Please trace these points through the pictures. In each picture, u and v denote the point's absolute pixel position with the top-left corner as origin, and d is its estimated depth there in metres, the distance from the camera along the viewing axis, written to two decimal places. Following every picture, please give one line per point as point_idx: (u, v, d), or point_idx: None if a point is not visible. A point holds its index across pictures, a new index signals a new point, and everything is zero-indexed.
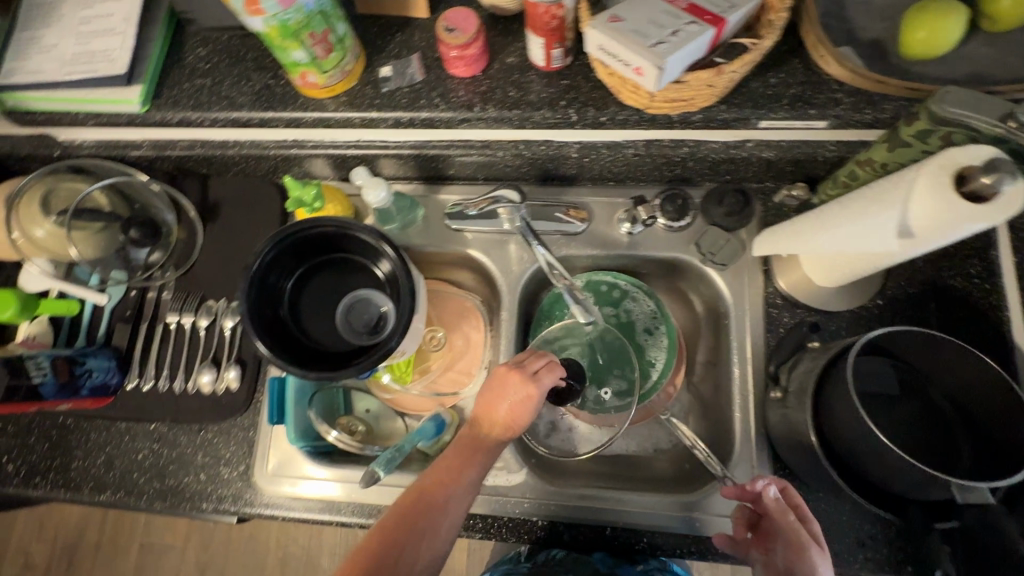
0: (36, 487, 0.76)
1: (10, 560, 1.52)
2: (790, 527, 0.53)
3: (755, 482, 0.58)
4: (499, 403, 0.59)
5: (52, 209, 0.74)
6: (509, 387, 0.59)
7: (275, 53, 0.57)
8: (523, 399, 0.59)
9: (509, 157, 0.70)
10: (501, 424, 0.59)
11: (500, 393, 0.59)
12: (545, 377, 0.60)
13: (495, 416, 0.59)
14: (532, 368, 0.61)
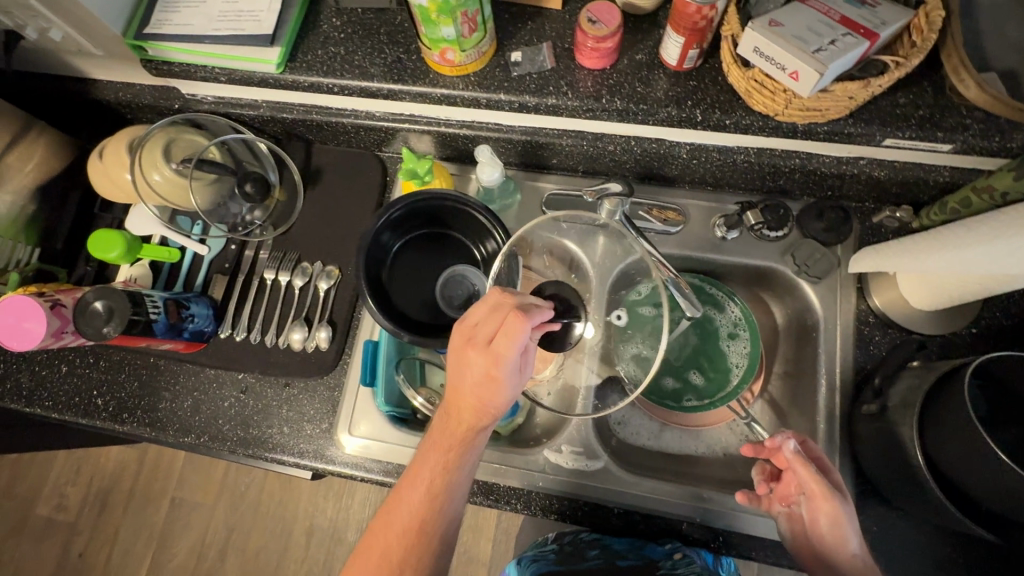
0: (123, 423, 0.78)
1: (42, 501, 1.55)
2: (813, 479, 0.59)
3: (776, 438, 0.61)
4: (464, 390, 0.55)
5: (172, 156, 0.76)
6: (468, 368, 0.54)
7: (424, 27, 0.59)
8: (486, 379, 0.53)
9: (618, 151, 0.72)
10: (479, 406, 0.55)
11: (464, 374, 0.55)
12: (502, 343, 0.52)
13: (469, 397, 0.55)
14: (486, 337, 0.53)
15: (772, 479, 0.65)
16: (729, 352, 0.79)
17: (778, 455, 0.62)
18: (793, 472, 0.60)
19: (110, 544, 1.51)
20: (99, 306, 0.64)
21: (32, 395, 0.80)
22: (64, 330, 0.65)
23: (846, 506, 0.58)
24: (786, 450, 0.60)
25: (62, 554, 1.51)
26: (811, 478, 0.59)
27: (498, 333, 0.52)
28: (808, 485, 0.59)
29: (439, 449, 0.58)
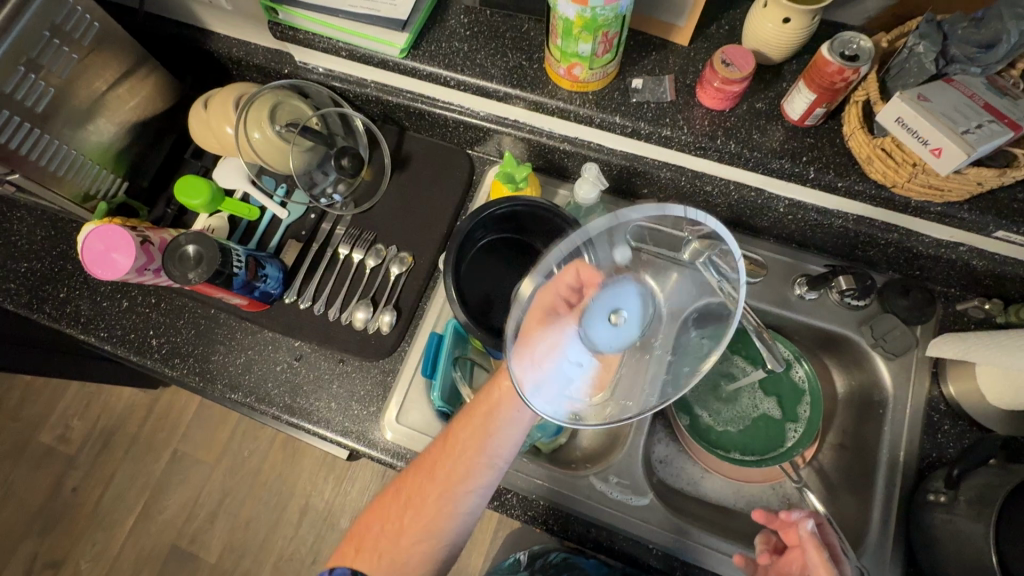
0: (173, 368, 0.78)
1: (47, 428, 1.55)
2: (820, 564, 0.57)
3: (793, 513, 0.61)
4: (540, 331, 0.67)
5: (277, 118, 0.78)
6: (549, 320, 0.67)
7: (562, 40, 0.60)
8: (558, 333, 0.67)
9: (714, 193, 0.72)
10: (498, 400, 0.65)
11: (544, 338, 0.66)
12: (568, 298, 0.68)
13: (492, 392, 0.65)
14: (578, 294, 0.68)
15: (775, 552, 0.64)
16: (790, 412, 0.76)
17: (790, 530, 0.62)
18: (804, 551, 0.59)
19: (105, 484, 1.50)
20: (189, 251, 0.65)
21: (89, 324, 0.81)
22: (147, 268, 0.66)
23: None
24: (801, 527, 0.59)
25: (55, 485, 1.51)
26: (822, 564, 0.57)
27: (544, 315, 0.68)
28: (817, 571, 0.57)
29: (449, 447, 0.64)
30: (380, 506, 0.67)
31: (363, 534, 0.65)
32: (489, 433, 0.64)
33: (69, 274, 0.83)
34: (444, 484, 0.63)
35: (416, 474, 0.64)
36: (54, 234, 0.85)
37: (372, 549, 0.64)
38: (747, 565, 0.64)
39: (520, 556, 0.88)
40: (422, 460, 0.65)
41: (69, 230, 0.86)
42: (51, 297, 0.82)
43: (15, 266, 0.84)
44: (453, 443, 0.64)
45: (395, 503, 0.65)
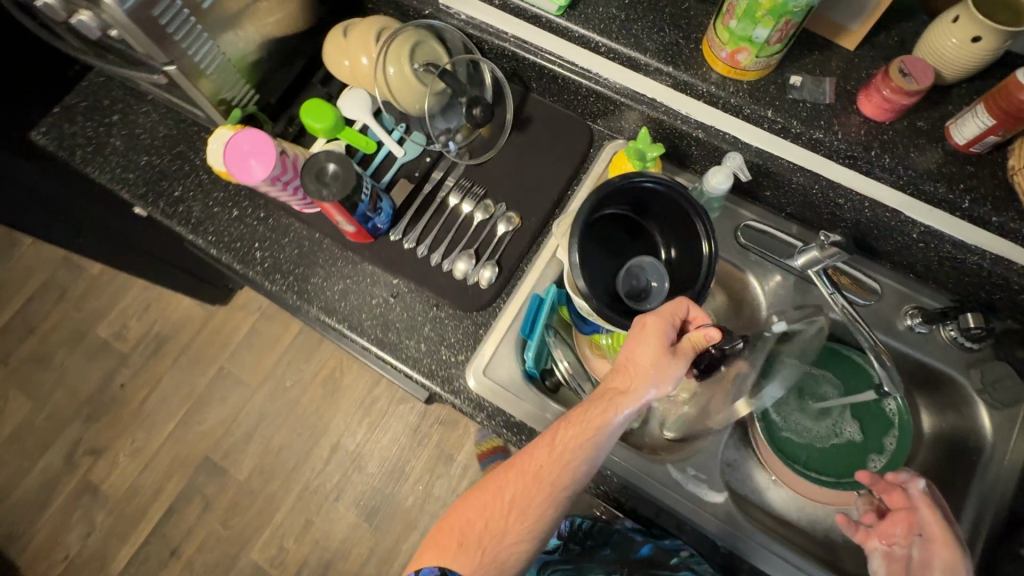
0: (273, 283, 0.80)
1: (106, 323, 1.61)
2: (934, 522, 0.59)
3: (902, 474, 0.63)
4: (641, 351, 0.60)
5: (415, 57, 0.78)
6: (648, 337, 0.60)
7: (739, 21, 0.59)
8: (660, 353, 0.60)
9: (846, 207, 0.70)
10: (633, 374, 0.59)
11: (638, 341, 0.60)
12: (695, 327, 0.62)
13: (633, 364, 0.59)
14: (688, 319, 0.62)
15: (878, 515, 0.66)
16: (874, 442, 0.75)
17: (896, 492, 0.64)
18: (915, 511, 0.61)
19: (152, 386, 1.56)
20: (329, 170, 0.65)
21: (198, 226, 0.83)
22: (279, 179, 0.67)
23: (964, 560, 0.58)
24: (912, 487, 0.62)
25: (106, 379, 1.57)
26: (935, 522, 0.59)
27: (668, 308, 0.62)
28: (930, 529, 0.59)
29: (574, 431, 0.58)
30: (471, 507, 0.59)
31: (449, 529, 0.59)
32: (620, 416, 0.58)
33: (185, 175, 0.86)
34: (560, 471, 0.57)
35: (526, 455, 0.59)
36: (174, 133, 0.87)
37: (457, 553, 0.57)
38: (849, 526, 0.65)
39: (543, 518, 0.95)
40: (537, 443, 0.59)
41: (190, 132, 0.88)
42: (166, 194, 0.85)
43: (135, 158, 0.87)
44: (577, 425, 0.58)
45: (495, 491, 0.59)
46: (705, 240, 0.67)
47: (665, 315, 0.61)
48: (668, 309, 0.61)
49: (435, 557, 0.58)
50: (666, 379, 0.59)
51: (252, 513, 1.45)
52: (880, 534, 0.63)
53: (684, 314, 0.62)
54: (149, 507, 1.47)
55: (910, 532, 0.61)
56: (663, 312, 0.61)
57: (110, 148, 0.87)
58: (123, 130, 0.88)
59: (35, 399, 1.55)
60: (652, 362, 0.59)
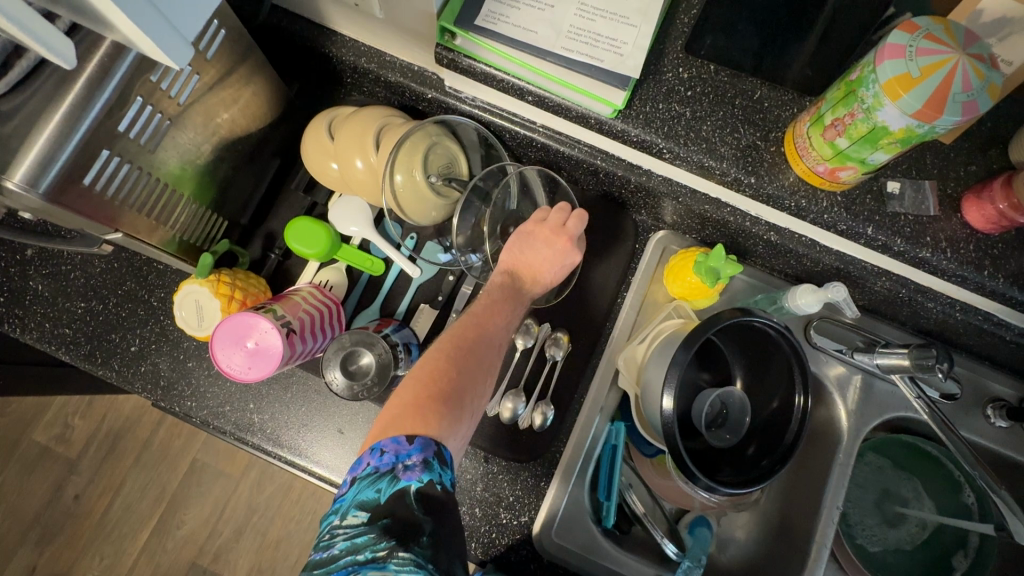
0: (280, 453, 0.66)
1: (43, 426, 1.37)
2: None
3: None
4: (531, 250, 0.62)
5: (430, 166, 0.63)
6: (533, 240, 0.62)
7: (851, 141, 0.49)
8: (549, 241, 0.62)
9: (934, 312, 0.64)
10: (530, 275, 0.61)
11: (530, 244, 0.62)
12: (573, 223, 0.63)
13: (530, 263, 0.61)
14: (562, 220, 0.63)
15: None
16: (958, 539, 0.71)
17: None
18: None
19: (112, 493, 1.35)
20: (363, 361, 0.59)
21: (171, 389, 0.66)
22: (295, 355, 0.55)
23: None
24: None
25: (54, 491, 1.35)
26: None
27: (554, 212, 0.64)
28: None
29: (499, 304, 0.57)
30: (423, 372, 0.49)
31: (426, 391, 0.47)
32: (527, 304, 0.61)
33: (139, 321, 0.68)
34: (492, 335, 0.54)
35: (468, 321, 0.54)
36: (117, 267, 0.68)
37: (438, 411, 0.46)
38: None
39: None
40: (467, 314, 0.55)
41: (136, 264, 0.69)
42: (118, 350, 0.67)
43: (68, 305, 0.67)
44: (501, 303, 0.57)
45: (436, 357, 0.50)
46: (799, 393, 0.59)
47: (574, 229, 0.62)
48: (555, 219, 0.63)
49: (427, 423, 0.45)
50: (561, 272, 0.62)
51: None
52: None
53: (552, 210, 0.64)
54: None
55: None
56: (538, 213, 0.64)
57: (31, 295, 0.67)
58: (44, 268, 0.68)
59: None
60: (544, 261, 0.62)
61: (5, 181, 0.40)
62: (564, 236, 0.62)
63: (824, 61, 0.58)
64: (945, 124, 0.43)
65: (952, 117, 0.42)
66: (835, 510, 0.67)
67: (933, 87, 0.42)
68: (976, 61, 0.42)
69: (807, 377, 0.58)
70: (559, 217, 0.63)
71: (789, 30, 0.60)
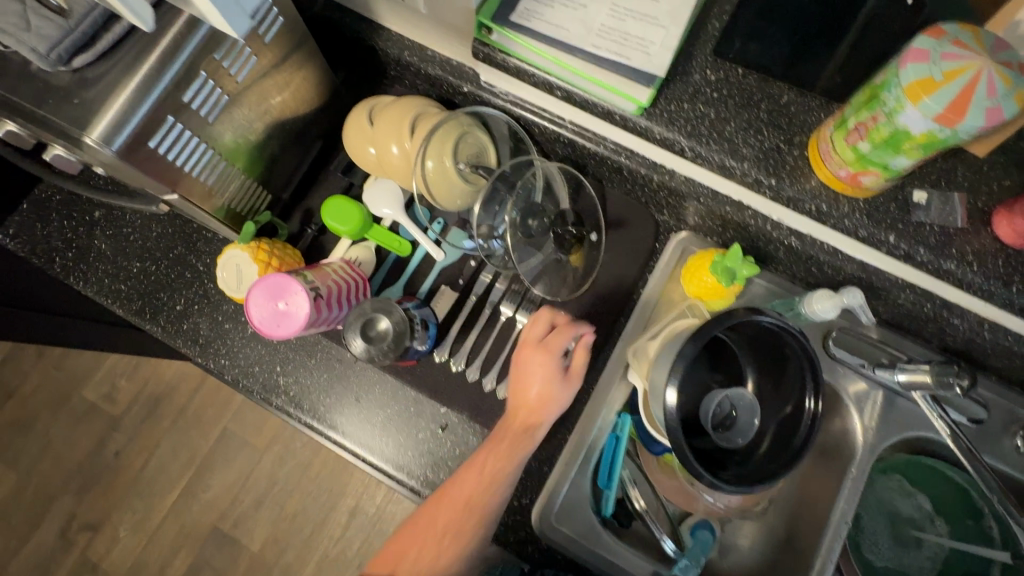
0: (300, 415, 0.70)
1: (93, 384, 1.48)
2: None
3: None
4: (527, 384, 0.62)
5: (458, 154, 0.67)
6: (529, 363, 0.63)
7: (874, 146, 0.49)
8: (541, 374, 0.62)
9: (961, 329, 0.62)
10: (533, 405, 0.61)
11: (527, 374, 0.62)
12: (556, 342, 0.63)
13: (528, 395, 0.62)
14: (555, 344, 0.63)
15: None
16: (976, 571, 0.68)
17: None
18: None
19: (148, 452, 1.44)
20: (381, 326, 0.61)
21: (208, 348, 0.72)
22: (319, 323, 0.58)
23: None
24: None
25: (97, 445, 1.44)
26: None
27: (549, 334, 0.64)
28: None
29: (495, 450, 0.59)
30: (426, 508, 0.59)
31: (402, 547, 0.59)
32: (535, 437, 0.61)
33: (186, 283, 0.73)
34: (484, 490, 0.58)
35: (474, 463, 0.59)
36: (171, 233, 0.75)
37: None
38: None
39: None
40: (477, 454, 0.60)
41: (189, 231, 0.75)
42: (165, 307, 0.73)
43: (126, 264, 0.74)
44: (507, 446, 0.59)
45: (439, 500, 0.59)
46: (810, 396, 0.60)
47: (551, 349, 0.63)
48: (545, 341, 0.63)
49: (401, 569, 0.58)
50: (552, 410, 0.62)
51: None
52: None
53: (549, 323, 0.65)
54: None
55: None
56: (528, 333, 0.65)
57: (95, 252, 0.74)
58: (109, 229, 0.75)
59: (20, 472, 1.43)
60: (540, 391, 0.62)
61: (85, 137, 0.45)
62: (553, 374, 0.62)
63: (855, 69, 0.59)
64: (969, 129, 0.43)
65: (975, 122, 0.42)
66: (844, 525, 0.66)
67: (956, 90, 0.42)
68: (1004, 68, 0.42)
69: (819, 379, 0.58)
70: (545, 341, 0.63)
71: (822, 37, 0.60)
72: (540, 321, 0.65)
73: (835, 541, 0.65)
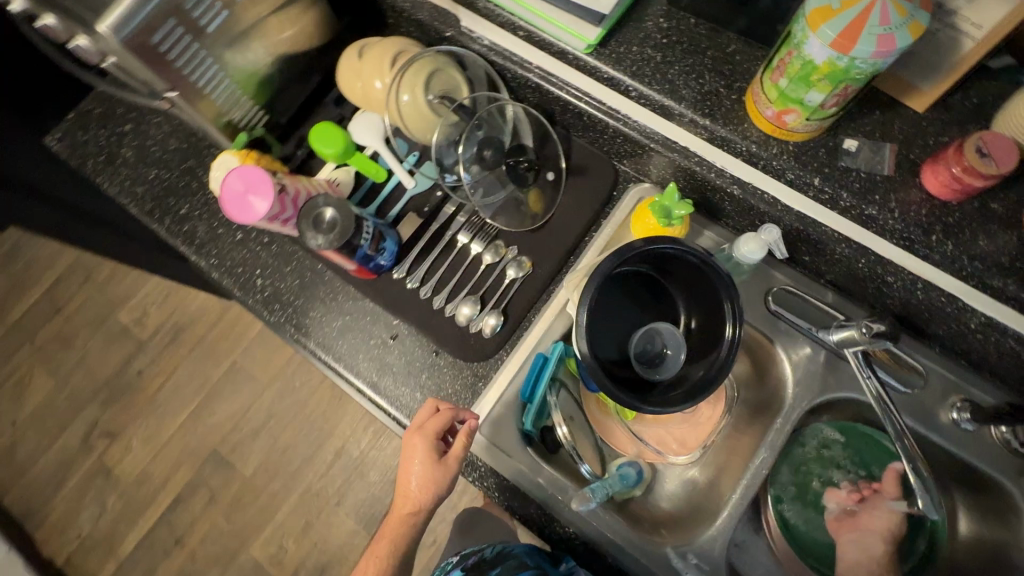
0: (270, 313, 0.78)
1: (126, 309, 1.63)
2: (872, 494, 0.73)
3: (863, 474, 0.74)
4: (410, 471, 0.65)
5: (431, 89, 0.74)
6: (412, 451, 0.64)
7: (790, 81, 0.52)
8: (423, 462, 0.64)
9: (895, 287, 0.62)
10: (415, 495, 0.65)
11: (410, 458, 0.65)
12: (433, 426, 0.64)
13: (409, 487, 0.65)
14: (434, 434, 0.64)
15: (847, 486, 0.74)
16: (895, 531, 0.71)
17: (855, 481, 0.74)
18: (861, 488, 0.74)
19: (166, 375, 1.58)
20: (327, 217, 0.65)
21: (201, 248, 0.81)
22: (279, 216, 0.65)
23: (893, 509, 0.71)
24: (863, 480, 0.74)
25: (123, 363, 1.59)
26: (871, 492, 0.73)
27: (427, 420, 0.65)
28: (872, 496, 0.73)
29: (390, 537, 0.68)
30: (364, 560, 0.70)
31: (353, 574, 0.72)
32: (423, 514, 0.67)
33: (192, 192, 0.83)
34: None
35: (394, 514, 0.68)
36: (185, 148, 0.85)
37: None
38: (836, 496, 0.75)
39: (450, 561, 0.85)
40: (393, 508, 0.68)
41: (201, 147, 0.85)
42: (172, 210, 0.83)
43: (144, 171, 0.85)
44: (397, 528, 0.68)
45: (377, 544, 0.69)
46: (730, 322, 0.61)
47: (427, 434, 0.64)
48: (421, 431, 0.65)
49: None
50: (429, 495, 0.65)
51: (256, 510, 1.48)
52: (838, 520, 0.73)
53: (427, 419, 0.66)
54: (159, 493, 1.51)
55: (867, 563, 0.68)
56: (414, 423, 0.66)
57: (121, 158, 0.85)
58: (135, 140, 0.86)
59: (57, 379, 1.60)
60: (421, 479, 0.64)
61: (98, 25, 0.54)
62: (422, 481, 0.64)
63: None
64: (864, 57, 0.45)
65: (868, 49, 0.44)
66: (760, 470, 0.70)
67: (850, 18, 0.44)
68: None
69: (736, 314, 0.60)
70: (424, 432, 0.65)
71: None
72: (424, 415, 0.66)
73: (746, 481, 0.70)
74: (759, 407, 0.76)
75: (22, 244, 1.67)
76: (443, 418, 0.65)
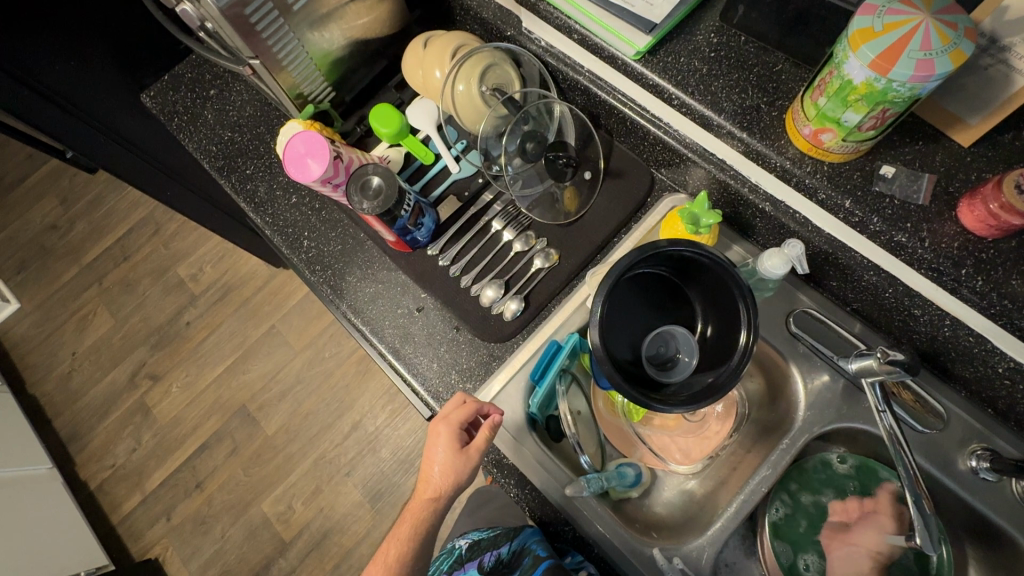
0: (312, 273, 0.84)
1: (184, 264, 1.76)
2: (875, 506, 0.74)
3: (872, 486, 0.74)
4: (433, 456, 0.64)
5: (485, 81, 0.78)
6: (436, 437, 0.65)
7: (828, 100, 0.53)
8: (446, 448, 0.64)
9: (922, 322, 0.61)
10: (435, 482, 0.64)
11: (434, 444, 0.65)
12: (458, 413, 0.65)
13: (431, 473, 0.64)
14: (459, 422, 0.65)
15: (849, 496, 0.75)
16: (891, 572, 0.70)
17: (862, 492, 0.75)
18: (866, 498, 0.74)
19: (211, 329, 1.69)
20: (374, 184, 0.70)
21: (260, 206, 0.88)
22: (330, 180, 0.71)
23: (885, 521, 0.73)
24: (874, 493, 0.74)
25: (175, 313, 1.72)
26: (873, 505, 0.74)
27: (453, 408, 0.66)
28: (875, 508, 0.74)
29: (406, 529, 0.64)
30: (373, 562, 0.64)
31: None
32: (443, 506, 0.64)
33: (259, 155, 0.91)
34: None
35: (412, 506, 0.65)
36: (258, 115, 0.93)
37: None
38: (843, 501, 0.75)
39: (460, 544, 0.87)
40: (412, 499, 0.66)
41: (272, 116, 0.93)
42: (239, 169, 0.91)
43: (220, 133, 0.93)
44: (415, 520, 0.64)
45: (390, 539, 0.65)
46: (744, 330, 0.61)
47: (452, 421, 0.65)
48: (447, 418, 0.65)
49: None
50: (450, 482, 0.63)
51: (272, 467, 1.55)
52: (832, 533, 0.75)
53: (454, 408, 0.67)
54: (188, 437, 1.62)
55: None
56: (441, 412, 0.67)
57: (202, 118, 0.94)
58: (216, 104, 0.95)
59: (116, 319, 1.74)
60: (442, 466, 0.63)
61: None
62: (445, 465, 0.63)
63: None
64: (902, 80, 0.46)
65: (906, 71, 0.45)
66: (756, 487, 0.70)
67: (891, 40, 0.45)
68: (945, 26, 0.45)
69: (750, 324, 0.60)
70: (449, 418, 0.65)
71: None
72: (451, 405, 0.67)
73: (739, 496, 0.71)
74: (767, 427, 0.76)
75: (107, 194, 1.84)
76: (468, 406, 0.66)
